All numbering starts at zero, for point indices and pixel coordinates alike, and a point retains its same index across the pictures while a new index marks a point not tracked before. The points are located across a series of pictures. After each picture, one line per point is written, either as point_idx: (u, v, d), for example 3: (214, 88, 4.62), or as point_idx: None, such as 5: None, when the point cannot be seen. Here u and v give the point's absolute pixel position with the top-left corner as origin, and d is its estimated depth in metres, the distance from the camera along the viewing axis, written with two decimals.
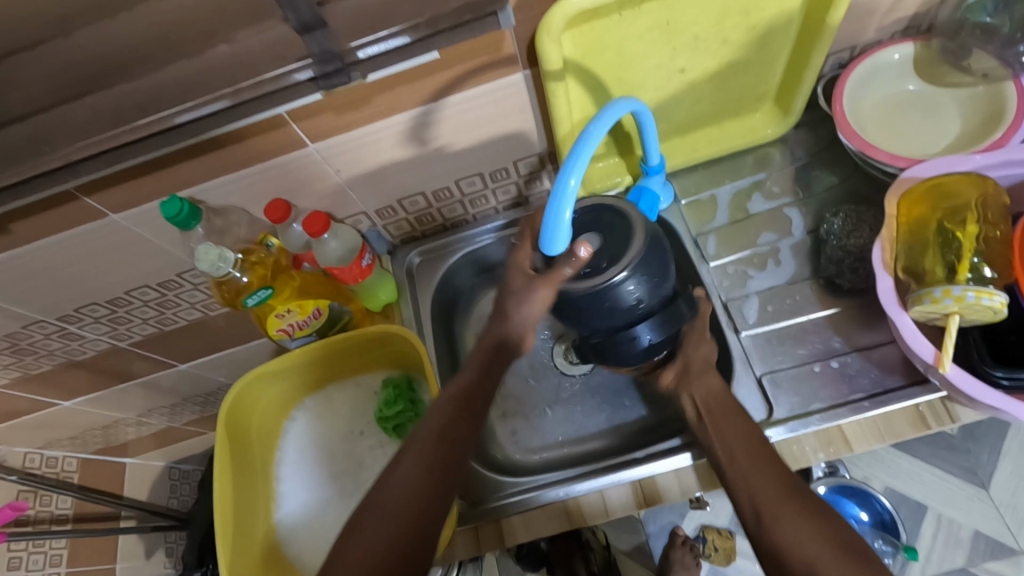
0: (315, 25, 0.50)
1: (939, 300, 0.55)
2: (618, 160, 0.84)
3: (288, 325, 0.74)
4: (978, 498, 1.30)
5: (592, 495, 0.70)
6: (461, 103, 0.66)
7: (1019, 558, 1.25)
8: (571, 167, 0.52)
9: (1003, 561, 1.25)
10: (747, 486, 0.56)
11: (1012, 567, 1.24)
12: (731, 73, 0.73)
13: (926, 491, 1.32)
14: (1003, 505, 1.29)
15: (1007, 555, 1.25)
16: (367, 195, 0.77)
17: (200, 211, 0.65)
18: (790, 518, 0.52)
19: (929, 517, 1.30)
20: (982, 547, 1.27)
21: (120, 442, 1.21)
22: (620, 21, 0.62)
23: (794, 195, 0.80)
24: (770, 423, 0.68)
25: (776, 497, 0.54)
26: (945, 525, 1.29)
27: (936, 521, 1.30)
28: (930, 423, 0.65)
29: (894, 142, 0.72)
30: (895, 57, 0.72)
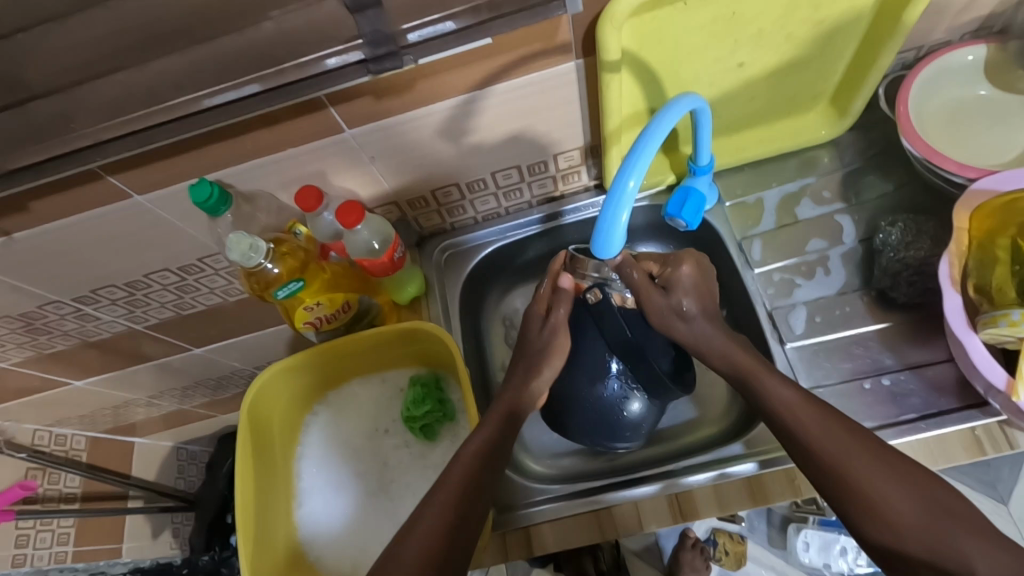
0: (367, 3, 0.46)
1: (1017, 323, 0.51)
2: (661, 157, 0.80)
3: (315, 318, 0.72)
4: (997, 512, 1.28)
5: (625, 505, 0.67)
6: (508, 92, 0.62)
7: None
8: (631, 167, 0.49)
9: None
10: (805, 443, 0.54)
11: None
12: (790, 70, 0.69)
13: None
14: (1022, 521, 1.27)
15: None
16: (401, 184, 0.74)
17: (230, 197, 0.61)
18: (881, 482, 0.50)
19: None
20: None
21: (130, 422, 1.19)
22: (684, 11, 0.57)
23: (845, 201, 0.77)
24: None
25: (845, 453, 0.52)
26: None
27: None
28: (985, 448, 0.62)
29: (960, 150, 0.68)
30: (967, 59, 0.68)
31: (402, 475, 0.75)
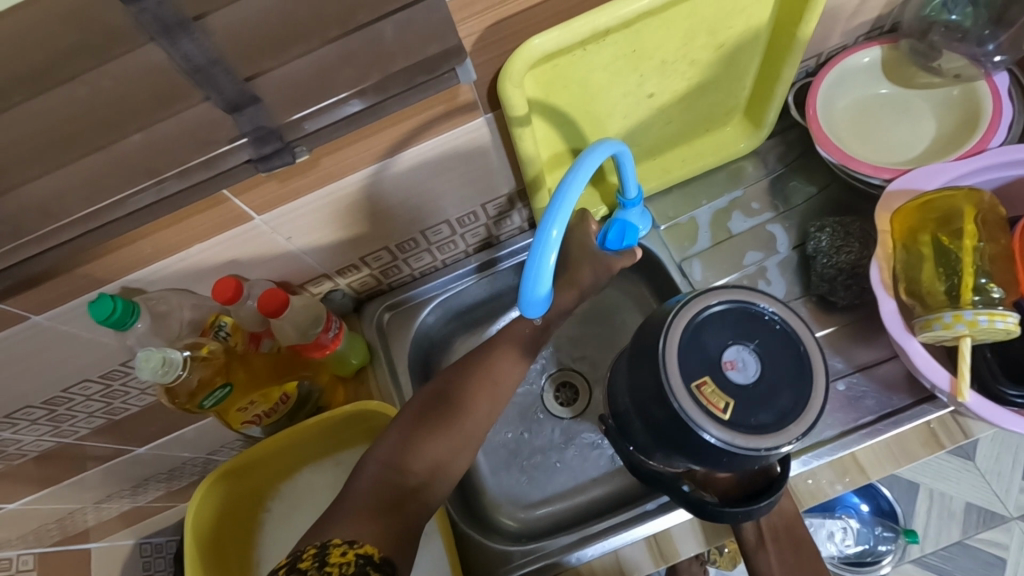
0: (243, 102, 0.42)
1: (950, 325, 0.52)
2: (589, 190, 0.79)
3: (253, 416, 0.69)
4: (967, 469, 1.32)
5: (607, 556, 0.65)
6: (420, 154, 0.60)
7: (1010, 525, 1.28)
8: (553, 217, 0.47)
9: (996, 528, 1.28)
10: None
11: (1005, 533, 1.28)
12: (701, 92, 0.69)
13: (918, 470, 1.34)
14: (990, 473, 1.32)
15: (999, 522, 1.28)
16: (325, 257, 0.71)
17: (136, 305, 0.57)
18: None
19: (923, 495, 1.32)
20: (975, 518, 1.29)
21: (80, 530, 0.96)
22: (586, 55, 0.57)
23: (774, 210, 0.78)
24: None
25: None
26: (939, 500, 1.31)
27: (929, 497, 1.32)
28: (943, 441, 0.63)
29: (873, 150, 0.70)
30: (864, 60, 0.69)
31: None
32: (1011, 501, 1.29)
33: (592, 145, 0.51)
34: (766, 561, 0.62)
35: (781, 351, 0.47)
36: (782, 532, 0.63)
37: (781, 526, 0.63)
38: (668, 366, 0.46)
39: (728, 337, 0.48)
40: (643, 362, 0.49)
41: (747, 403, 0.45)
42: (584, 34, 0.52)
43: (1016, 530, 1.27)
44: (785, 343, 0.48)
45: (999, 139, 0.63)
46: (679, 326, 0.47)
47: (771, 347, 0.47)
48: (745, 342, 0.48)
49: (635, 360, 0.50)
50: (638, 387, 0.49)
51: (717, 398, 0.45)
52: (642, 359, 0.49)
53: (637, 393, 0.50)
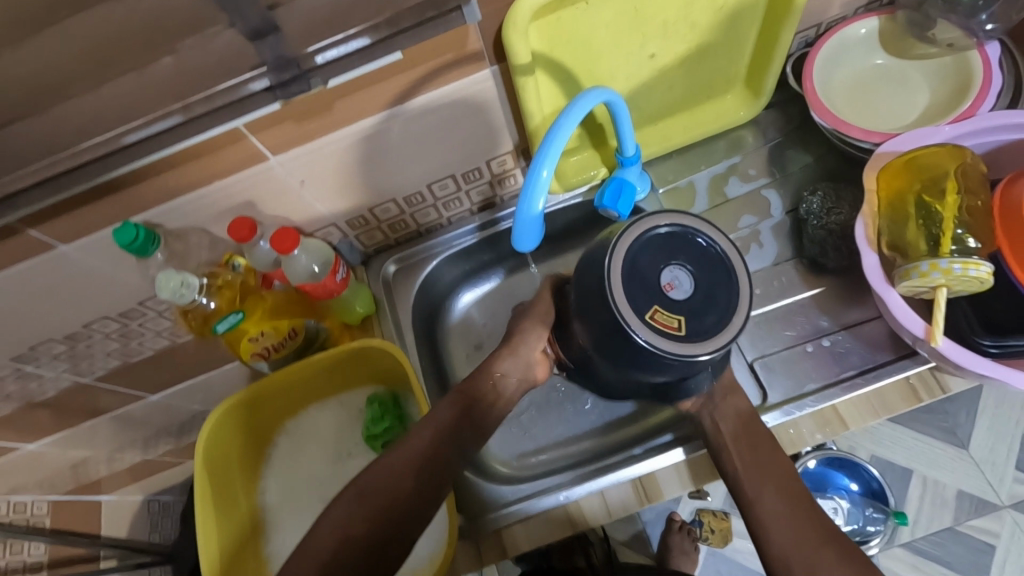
0: (266, 29, 0.46)
1: (926, 273, 0.54)
2: (591, 153, 0.82)
3: (262, 347, 0.72)
4: (961, 458, 1.33)
5: (594, 496, 0.68)
6: (427, 104, 0.63)
7: (1001, 513, 1.29)
8: (543, 158, 0.51)
9: (987, 516, 1.29)
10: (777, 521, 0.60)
11: (995, 521, 1.29)
12: (702, 56, 0.71)
13: (912, 456, 1.35)
14: (983, 462, 1.32)
15: (990, 510, 1.30)
16: (336, 206, 0.74)
17: (156, 235, 0.60)
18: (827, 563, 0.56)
19: (915, 481, 1.34)
20: (967, 505, 1.31)
21: (94, 480, 1.04)
22: (588, 10, 0.59)
23: (771, 176, 0.80)
24: (765, 408, 0.68)
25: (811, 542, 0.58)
26: (931, 486, 1.33)
27: (921, 484, 1.33)
28: (922, 395, 0.65)
29: (866, 118, 0.72)
30: (861, 32, 0.72)
31: None
32: (1004, 490, 1.30)
33: (584, 92, 0.55)
34: (734, 464, 0.63)
35: (709, 270, 0.52)
36: (746, 436, 0.64)
37: (742, 430, 0.64)
38: (613, 287, 0.50)
39: (664, 258, 0.52)
40: (593, 284, 0.53)
41: (695, 313, 0.51)
42: None
43: (1007, 519, 1.29)
44: (713, 262, 0.53)
45: (988, 105, 0.65)
46: (622, 249, 0.51)
47: (700, 262, 0.52)
48: (677, 262, 0.52)
49: (584, 280, 0.54)
50: (586, 304, 0.54)
51: (658, 313, 0.50)
52: (590, 280, 0.53)
53: (586, 309, 0.54)
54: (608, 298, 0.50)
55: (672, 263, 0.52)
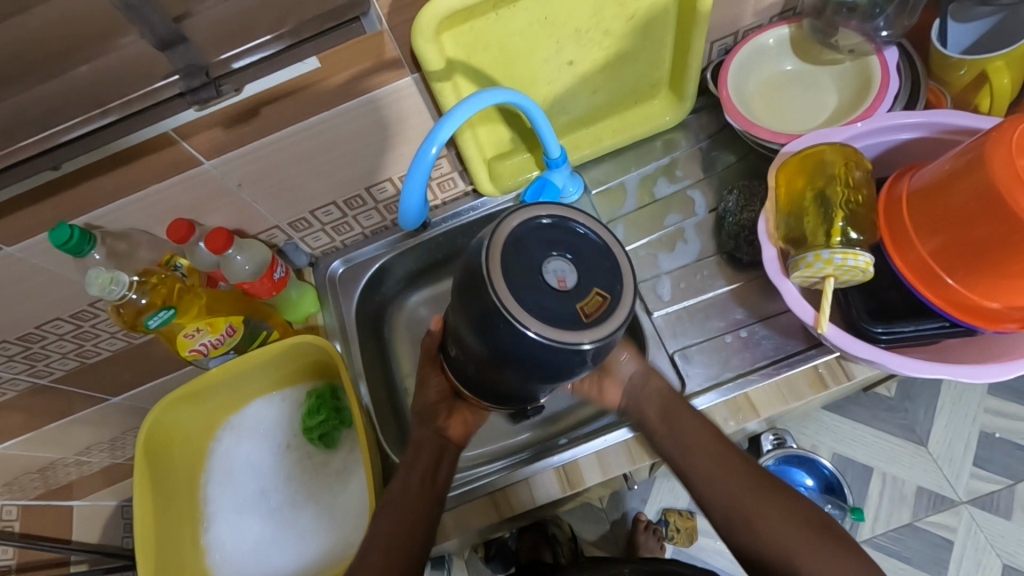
0: (175, 40, 0.51)
1: (812, 264, 0.58)
2: (526, 157, 0.85)
3: (200, 344, 0.73)
4: (919, 455, 1.33)
5: (519, 484, 0.71)
6: (353, 110, 0.65)
7: (959, 509, 1.28)
8: (433, 137, 0.59)
9: (945, 512, 1.28)
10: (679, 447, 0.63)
11: (953, 517, 1.28)
12: (622, 61, 0.75)
13: (873, 453, 1.34)
14: (942, 458, 1.32)
15: (948, 506, 1.29)
16: (279, 209, 0.77)
17: (92, 235, 0.63)
18: (764, 517, 0.57)
19: (875, 478, 1.33)
20: (926, 501, 1.30)
21: (64, 483, 1.01)
22: (500, 18, 0.63)
23: (697, 177, 0.84)
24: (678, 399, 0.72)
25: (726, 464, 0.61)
26: (891, 483, 1.32)
27: (881, 481, 1.32)
28: (828, 381, 0.68)
29: (778, 120, 0.76)
30: (770, 42, 0.75)
31: (306, 488, 0.77)
32: (962, 486, 1.29)
33: (491, 88, 0.63)
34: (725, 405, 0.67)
35: (593, 256, 0.47)
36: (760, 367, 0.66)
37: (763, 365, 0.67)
38: (496, 282, 0.44)
39: (548, 248, 0.47)
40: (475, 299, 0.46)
41: (596, 273, 0.46)
42: None
43: (964, 514, 1.28)
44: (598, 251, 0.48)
45: (885, 107, 0.69)
46: (507, 245, 0.46)
47: (577, 251, 0.47)
48: (561, 253, 0.47)
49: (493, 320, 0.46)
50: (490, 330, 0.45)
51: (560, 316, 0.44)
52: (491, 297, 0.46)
53: (493, 327, 0.45)
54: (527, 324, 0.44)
55: (552, 255, 0.46)
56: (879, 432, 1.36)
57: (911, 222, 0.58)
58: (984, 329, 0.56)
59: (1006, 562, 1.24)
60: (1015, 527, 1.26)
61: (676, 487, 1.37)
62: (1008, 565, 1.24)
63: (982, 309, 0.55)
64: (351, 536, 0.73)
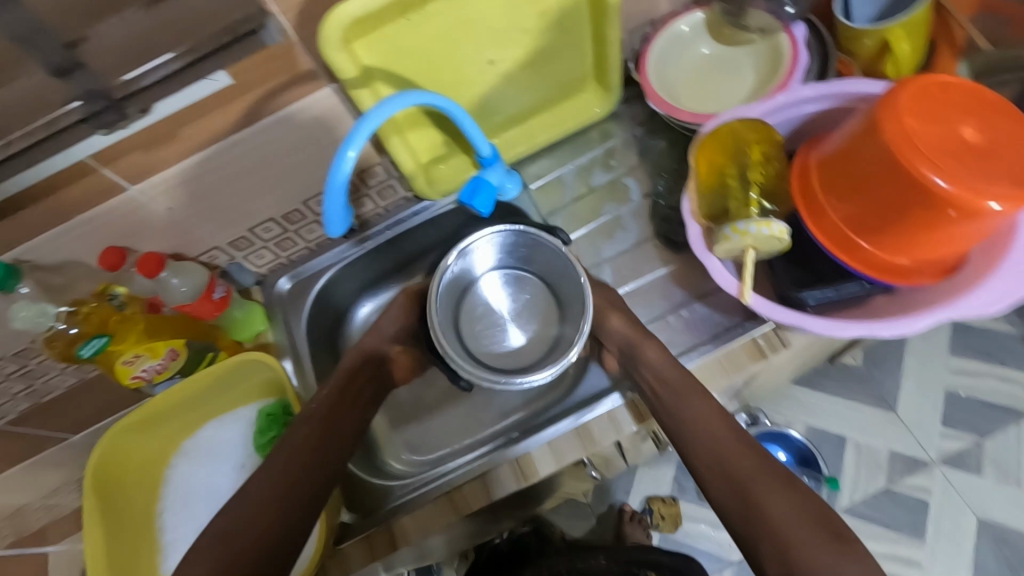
0: (71, 67, 0.51)
1: (729, 236, 0.59)
2: (461, 159, 0.86)
3: (142, 370, 0.74)
4: (889, 421, 1.35)
5: (473, 481, 0.71)
6: (273, 127, 0.65)
7: (931, 470, 1.31)
8: (350, 141, 0.59)
9: (919, 474, 1.31)
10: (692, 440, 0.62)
11: (927, 479, 1.30)
12: (543, 58, 0.76)
13: (845, 424, 1.37)
14: (911, 422, 1.34)
15: (921, 469, 1.31)
16: (216, 230, 0.76)
17: (16, 269, 0.61)
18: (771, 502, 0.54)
19: (850, 448, 1.35)
20: (899, 466, 1.32)
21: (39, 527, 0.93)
22: (412, 24, 0.64)
23: (632, 165, 0.85)
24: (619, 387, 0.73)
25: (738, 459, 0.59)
26: (864, 452, 1.34)
27: (855, 450, 1.34)
28: (766, 353, 0.68)
29: (700, 103, 0.78)
30: (684, 29, 0.77)
31: None
32: (933, 447, 1.32)
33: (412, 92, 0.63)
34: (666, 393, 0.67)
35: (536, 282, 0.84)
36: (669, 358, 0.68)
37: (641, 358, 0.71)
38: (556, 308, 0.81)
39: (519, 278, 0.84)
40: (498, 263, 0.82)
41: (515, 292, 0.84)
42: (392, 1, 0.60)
43: (937, 475, 1.30)
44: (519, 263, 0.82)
45: (796, 81, 0.71)
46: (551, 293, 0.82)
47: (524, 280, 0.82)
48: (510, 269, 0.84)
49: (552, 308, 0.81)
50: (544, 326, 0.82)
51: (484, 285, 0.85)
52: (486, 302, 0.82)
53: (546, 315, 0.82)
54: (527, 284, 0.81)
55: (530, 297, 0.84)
56: (849, 402, 1.38)
57: (822, 191, 0.59)
58: (898, 284, 0.58)
59: (981, 519, 1.27)
60: (986, 483, 1.29)
61: (657, 475, 1.38)
62: (983, 521, 1.26)
63: (895, 266, 0.57)
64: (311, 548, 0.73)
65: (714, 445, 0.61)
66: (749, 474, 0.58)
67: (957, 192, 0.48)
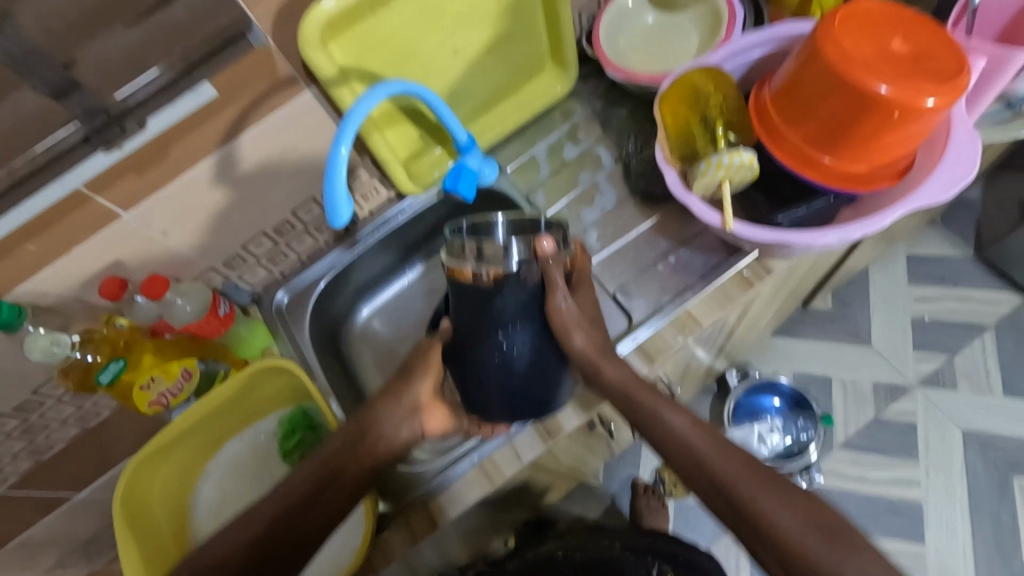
0: (67, 87, 0.53)
1: (706, 170, 0.64)
2: (439, 151, 0.89)
3: (159, 395, 0.74)
4: (867, 354, 1.43)
5: (501, 449, 0.73)
6: (260, 135, 0.68)
7: (912, 393, 1.39)
8: (342, 136, 0.62)
9: (903, 398, 1.39)
10: (680, 455, 0.62)
11: (910, 401, 1.39)
12: (504, 43, 0.81)
13: (827, 364, 1.44)
14: (886, 351, 1.43)
15: (903, 393, 1.39)
16: (210, 249, 0.77)
17: (21, 307, 0.62)
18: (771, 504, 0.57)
19: (836, 386, 1.42)
20: (883, 394, 1.40)
21: None
22: (379, 20, 0.68)
23: (599, 135, 0.90)
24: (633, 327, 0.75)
25: (726, 462, 0.60)
26: (850, 387, 1.41)
27: (841, 387, 1.42)
28: (753, 282, 0.75)
29: (653, 66, 0.84)
30: (628, 2, 0.84)
31: None
32: (911, 371, 1.41)
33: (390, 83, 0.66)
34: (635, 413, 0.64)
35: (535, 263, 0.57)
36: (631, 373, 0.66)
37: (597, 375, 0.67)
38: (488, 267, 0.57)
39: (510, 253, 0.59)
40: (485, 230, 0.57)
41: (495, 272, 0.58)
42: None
43: (919, 396, 1.39)
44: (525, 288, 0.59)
45: (736, 32, 0.78)
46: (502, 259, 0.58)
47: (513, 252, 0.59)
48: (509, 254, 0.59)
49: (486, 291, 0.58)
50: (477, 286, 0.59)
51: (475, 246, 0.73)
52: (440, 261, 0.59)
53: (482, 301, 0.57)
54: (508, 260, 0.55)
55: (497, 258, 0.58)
56: (827, 342, 1.46)
57: (780, 119, 0.65)
58: (861, 191, 0.64)
59: (965, 430, 1.35)
60: (963, 396, 1.38)
61: None
62: (967, 431, 1.35)
63: (855, 174, 0.63)
64: (354, 541, 0.74)
65: (698, 452, 0.62)
66: (738, 477, 0.59)
67: (897, 93, 0.55)
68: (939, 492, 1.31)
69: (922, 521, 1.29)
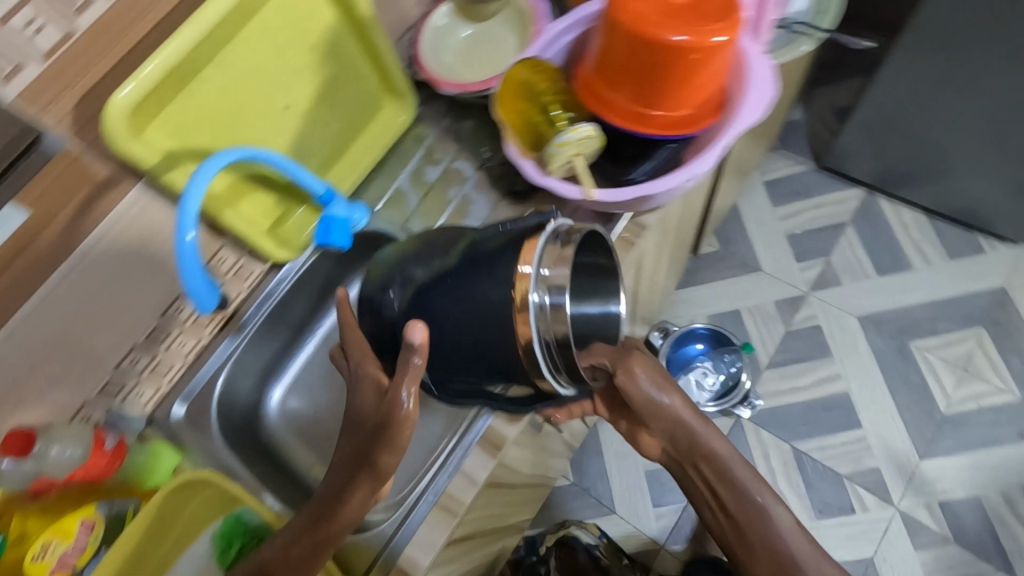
0: None
1: (557, 150, 0.67)
2: (302, 211, 0.86)
3: (59, 560, 0.62)
4: (760, 278, 1.56)
5: (453, 480, 0.71)
6: (93, 247, 0.67)
7: (808, 299, 1.52)
8: (185, 223, 0.59)
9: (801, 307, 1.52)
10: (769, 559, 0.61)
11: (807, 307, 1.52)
12: (331, 88, 0.81)
13: (731, 299, 1.54)
14: (773, 270, 1.56)
15: (800, 303, 1.52)
16: (76, 383, 0.70)
17: None
18: None
19: (744, 314, 1.53)
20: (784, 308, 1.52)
21: None
22: (192, 94, 0.67)
23: (455, 150, 0.92)
24: None
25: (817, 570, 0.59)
26: (756, 312, 1.52)
27: (750, 314, 1.53)
28: (632, 240, 0.79)
29: (484, 72, 0.86)
30: (440, 21, 0.87)
31: None
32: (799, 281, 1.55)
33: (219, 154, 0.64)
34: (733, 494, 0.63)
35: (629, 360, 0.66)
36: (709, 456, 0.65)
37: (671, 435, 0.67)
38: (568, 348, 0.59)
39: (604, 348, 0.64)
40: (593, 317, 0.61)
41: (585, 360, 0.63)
42: (165, 76, 0.63)
43: (814, 300, 1.52)
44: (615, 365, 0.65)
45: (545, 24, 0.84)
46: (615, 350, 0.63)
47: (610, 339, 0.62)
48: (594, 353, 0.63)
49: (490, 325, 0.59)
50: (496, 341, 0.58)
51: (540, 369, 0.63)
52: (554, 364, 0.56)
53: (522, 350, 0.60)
54: (611, 311, 0.62)
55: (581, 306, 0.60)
56: (725, 279, 1.57)
57: (606, 88, 0.69)
58: (693, 132, 0.70)
59: (858, 315, 1.50)
60: (847, 287, 1.53)
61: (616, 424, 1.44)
62: (860, 316, 1.50)
63: (684, 118, 0.69)
64: None
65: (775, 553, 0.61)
66: None
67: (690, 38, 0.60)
68: (857, 377, 1.44)
69: (854, 408, 1.42)
